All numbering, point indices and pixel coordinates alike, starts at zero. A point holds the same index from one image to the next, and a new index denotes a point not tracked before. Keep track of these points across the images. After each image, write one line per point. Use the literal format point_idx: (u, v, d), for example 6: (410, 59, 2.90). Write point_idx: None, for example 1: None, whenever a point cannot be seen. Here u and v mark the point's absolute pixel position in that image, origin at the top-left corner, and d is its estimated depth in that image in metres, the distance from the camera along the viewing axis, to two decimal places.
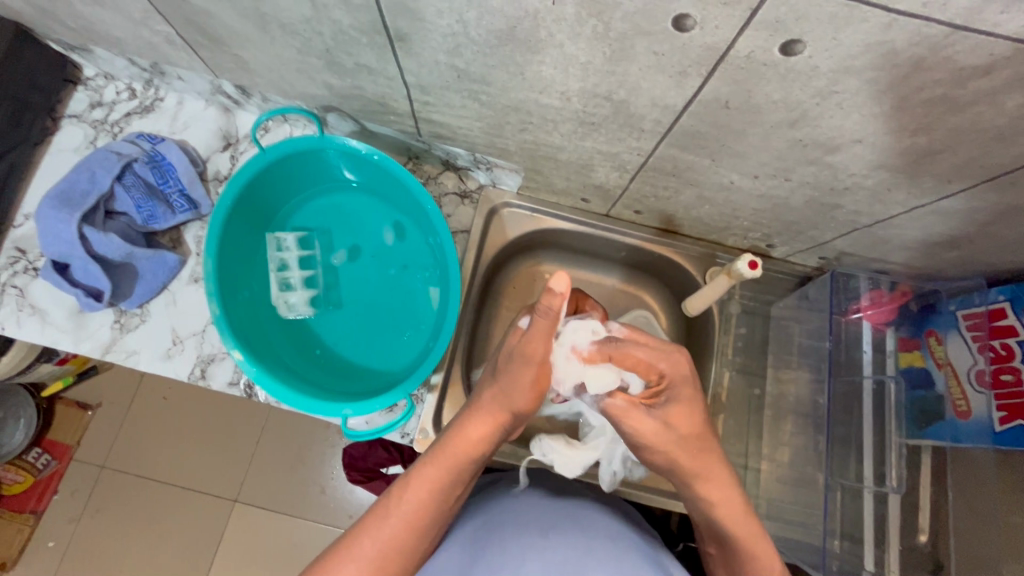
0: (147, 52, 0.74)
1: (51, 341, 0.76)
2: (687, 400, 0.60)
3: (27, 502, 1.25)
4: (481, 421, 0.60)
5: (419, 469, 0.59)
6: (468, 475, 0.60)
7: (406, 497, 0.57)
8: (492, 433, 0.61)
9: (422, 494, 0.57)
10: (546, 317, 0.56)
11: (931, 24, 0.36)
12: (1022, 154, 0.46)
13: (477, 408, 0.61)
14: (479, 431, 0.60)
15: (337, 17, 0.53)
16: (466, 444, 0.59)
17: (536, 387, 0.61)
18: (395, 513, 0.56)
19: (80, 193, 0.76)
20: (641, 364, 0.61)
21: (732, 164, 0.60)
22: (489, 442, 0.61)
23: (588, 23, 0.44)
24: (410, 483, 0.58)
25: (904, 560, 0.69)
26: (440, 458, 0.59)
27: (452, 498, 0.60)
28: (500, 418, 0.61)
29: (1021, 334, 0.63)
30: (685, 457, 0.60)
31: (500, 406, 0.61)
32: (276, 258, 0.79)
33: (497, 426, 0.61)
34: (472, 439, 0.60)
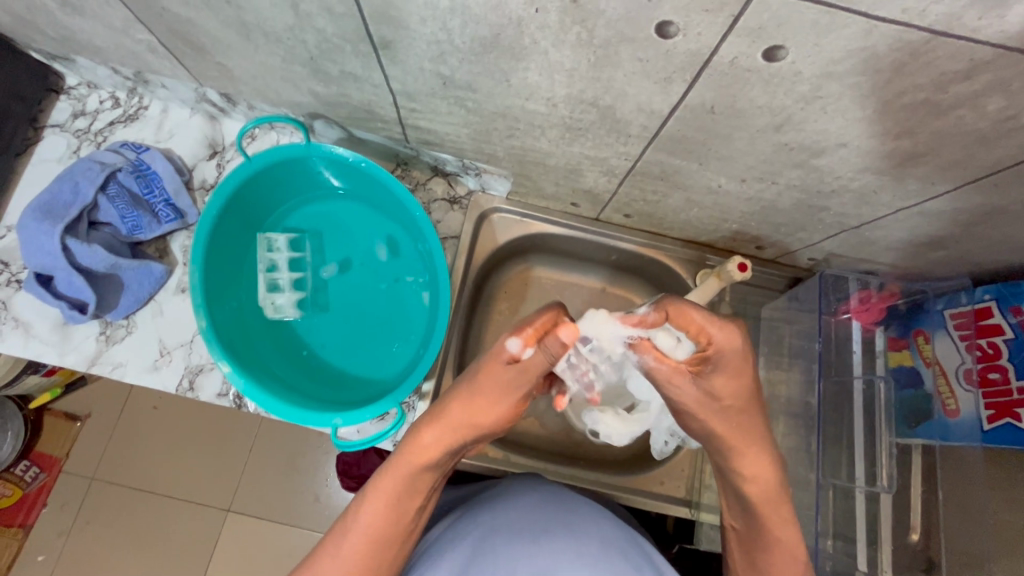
0: (130, 61, 0.73)
1: (35, 355, 0.75)
2: (733, 372, 0.57)
3: (15, 515, 1.23)
4: (435, 428, 0.60)
5: (375, 482, 0.60)
6: (424, 485, 0.61)
7: (364, 511, 0.60)
8: (448, 441, 0.60)
9: (378, 507, 0.59)
10: (546, 351, 0.57)
11: (911, 30, 0.36)
12: (1005, 156, 0.47)
13: (434, 417, 0.61)
14: (433, 438, 0.60)
15: (320, 25, 0.52)
16: (419, 454, 0.60)
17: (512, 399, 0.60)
18: (354, 529, 0.59)
19: (62, 205, 0.75)
20: (691, 327, 0.57)
21: (719, 167, 0.60)
22: (445, 449, 0.60)
23: (572, 30, 0.43)
24: (367, 496, 0.60)
25: (896, 558, 0.69)
26: (396, 469, 0.60)
27: (413, 507, 0.61)
28: (456, 425, 0.60)
29: (1006, 334, 0.66)
30: (724, 428, 0.61)
31: (459, 415, 0.60)
32: (266, 259, 0.79)
33: (453, 433, 0.60)
34: (426, 447, 0.60)
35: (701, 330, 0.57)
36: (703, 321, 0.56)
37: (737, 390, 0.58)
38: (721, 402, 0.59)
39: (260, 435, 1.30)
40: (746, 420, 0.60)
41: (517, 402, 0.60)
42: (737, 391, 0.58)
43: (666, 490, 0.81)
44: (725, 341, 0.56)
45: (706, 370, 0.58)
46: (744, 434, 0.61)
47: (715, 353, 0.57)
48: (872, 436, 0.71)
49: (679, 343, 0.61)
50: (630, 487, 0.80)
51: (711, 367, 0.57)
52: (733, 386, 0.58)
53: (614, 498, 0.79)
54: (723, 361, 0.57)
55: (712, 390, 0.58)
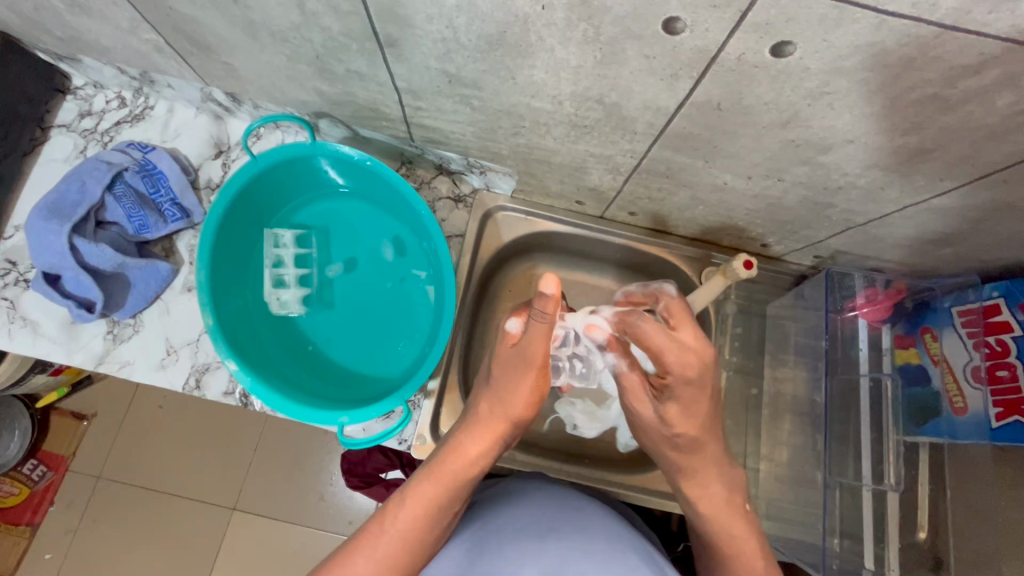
0: (137, 61, 0.73)
1: (43, 354, 0.76)
2: (690, 400, 0.59)
3: (23, 514, 1.24)
4: (479, 435, 0.63)
5: (416, 484, 0.60)
6: (464, 493, 0.62)
7: (402, 512, 0.59)
8: (489, 449, 0.63)
9: (417, 509, 0.59)
10: (541, 317, 0.58)
11: (921, 24, 0.35)
12: (1014, 151, 0.47)
13: (475, 423, 0.63)
14: (478, 445, 0.62)
15: (326, 24, 0.52)
16: (462, 457, 0.61)
17: (535, 391, 0.63)
18: (391, 531, 0.58)
19: (70, 204, 0.75)
20: (652, 349, 0.58)
21: (725, 165, 0.60)
22: (485, 457, 0.63)
23: (578, 27, 0.43)
24: (406, 498, 0.59)
25: (904, 556, 0.69)
26: (437, 472, 0.61)
27: (451, 515, 0.61)
28: (497, 430, 0.63)
29: (1015, 330, 0.64)
30: (681, 455, 0.63)
31: (497, 418, 0.63)
32: (272, 254, 0.79)
33: (493, 439, 0.63)
34: (471, 454, 0.62)
35: (660, 356, 0.58)
36: (663, 345, 0.57)
37: (698, 412, 0.60)
38: (674, 431, 0.62)
39: (266, 434, 1.30)
40: (705, 442, 0.62)
41: (539, 389, 0.63)
42: (692, 421, 0.61)
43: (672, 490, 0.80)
44: (681, 368, 0.58)
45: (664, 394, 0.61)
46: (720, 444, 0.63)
47: (674, 381, 0.59)
48: (878, 433, 0.72)
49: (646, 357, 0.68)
50: (638, 486, 0.80)
51: (669, 393, 0.60)
52: (683, 417, 0.60)
53: (618, 496, 0.79)
54: (680, 390, 0.59)
55: (670, 418, 0.61)
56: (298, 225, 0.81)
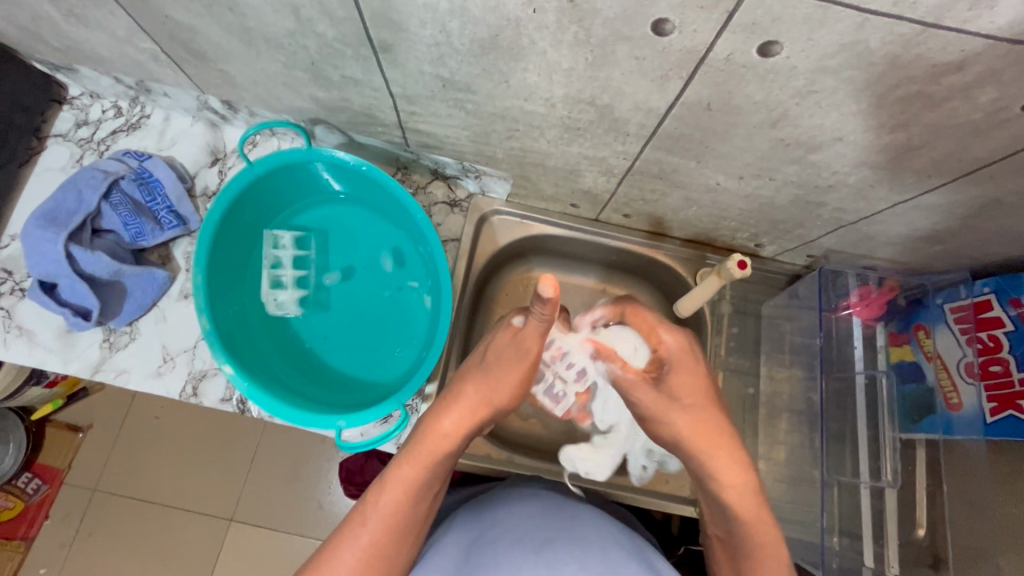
0: (133, 70, 0.74)
1: (39, 363, 0.75)
2: (689, 369, 0.66)
3: (17, 528, 1.23)
4: (456, 412, 0.64)
5: (398, 467, 0.61)
6: (442, 472, 0.62)
7: (385, 495, 0.59)
8: (466, 426, 0.64)
9: (400, 493, 0.59)
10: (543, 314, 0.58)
11: (902, 22, 0.36)
12: (998, 148, 0.48)
13: (453, 402, 0.64)
14: (454, 422, 0.63)
15: (321, 30, 0.53)
16: (441, 437, 0.62)
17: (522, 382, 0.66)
18: (373, 515, 0.58)
19: (66, 213, 0.75)
20: (645, 326, 0.68)
21: (717, 165, 0.60)
22: (463, 434, 0.63)
23: (569, 29, 0.44)
24: (389, 481, 0.60)
25: (904, 554, 0.69)
26: (418, 454, 0.61)
27: (431, 495, 0.62)
28: (476, 409, 0.64)
29: (1007, 326, 0.66)
30: (693, 428, 0.65)
31: (476, 397, 0.65)
32: (270, 256, 0.79)
33: (472, 417, 0.64)
34: (447, 430, 0.62)
35: (655, 334, 0.67)
36: (655, 323, 0.67)
37: (696, 387, 0.65)
38: (683, 402, 0.65)
39: (263, 443, 1.30)
40: (710, 416, 0.65)
41: (525, 381, 0.66)
42: (693, 389, 0.65)
43: (671, 490, 0.80)
44: (674, 341, 0.66)
45: (663, 371, 0.66)
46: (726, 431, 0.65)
47: (669, 355, 0.66)
48: (876, 431, 0.72)
49: (636, 351, 0.69)
50: (636, 487, 0.80)
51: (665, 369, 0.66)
52: (687, 381, 0.65)
53: (616, 497, 0.79)
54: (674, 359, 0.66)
55: (674, 388, 0.65)
56: (297, 228, 0.82)
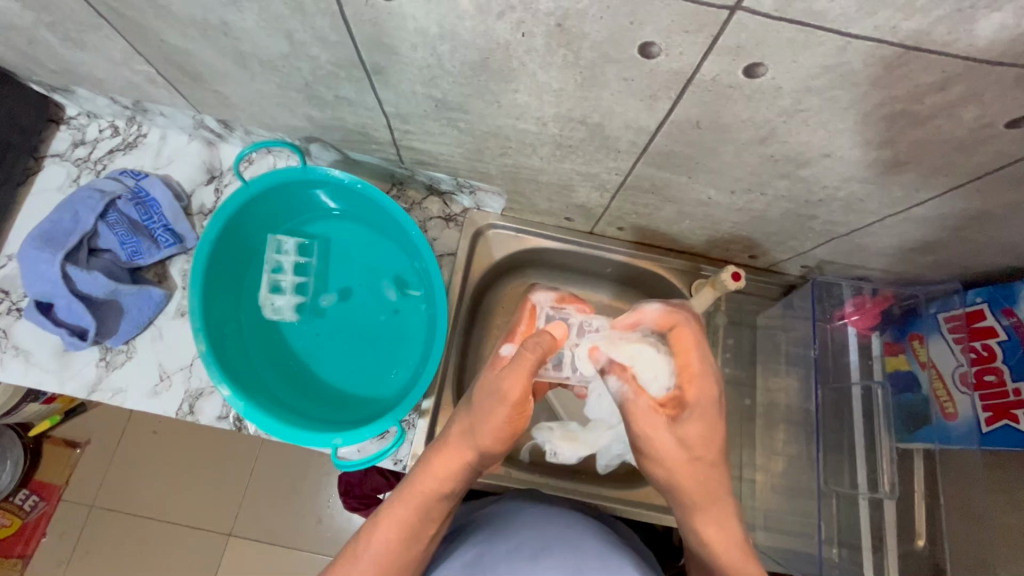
0: (129, 91, 0.74)
1: (35, 383, 0.75)
2: (708, 420, 0.56)
3: (14, 546, 1.23)
4: (446, 455, 0.60)
5: (387, 512, 0.59)
6: (436, 513, 0.60)
7: (375, 540, 0.58)
8: (459, 468, 0.60)
9: (388, 535, 0.58)
10: (534, 349, 0.56)
11: (883, 46, 0.37)
12: (985, 162, 0.48)
13: (443, 443, 0.62)
14: (445, 465, 0.60)
15: (314, 53, 0.54)
16: (429, 479, 0.60)
17: (510, 421, 0.58)
18: (362, 560, 0.57)
19: (62, 233, 0.76)
20: (683, 360, 0.59)
21: (708, 180, 0.61)
22: (457, 479, 0.60)
23: (558, 52, 0.45)
24: (379, 525, 0.59)
25: (904, 566, 0.68)
26: (410, 501, 0.59)
27: (424, 537, 0.60)
28: (465, 453, 0.60)
29: (1000, 335, 0.66)
30: (684, 479, 0.56)
31: (462, 438, 0.61)
32: (273, 260, 0.80)
33: (463, 461, 0.60)
34: (438, 473, 0.60)
35: (685, 360, 0.59)
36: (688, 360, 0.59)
37: (710, 439, 0.56)
38: (693, 453, 0.56)
39: (261, 458, 1.29)
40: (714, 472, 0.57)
41: (512, 423, 0.58)
42: (710, 442, 0.56)
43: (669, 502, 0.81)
44: (701, 390, 0.57)
45: (682, 415, 0.56)
46: (707, 486, 0.57)
47: (688, 400, 0.56)
48: (872, 441, 0.71)
49: (655, 378, 0.59)
50: (641, 502, 0.80)
51: (687, 411, 0.56)
52: (704, 429, 0.55)
53: (612, 510, 0.79)
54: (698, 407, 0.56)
55: (685, 437, 0.56)
56: (302, 235, 0.82)
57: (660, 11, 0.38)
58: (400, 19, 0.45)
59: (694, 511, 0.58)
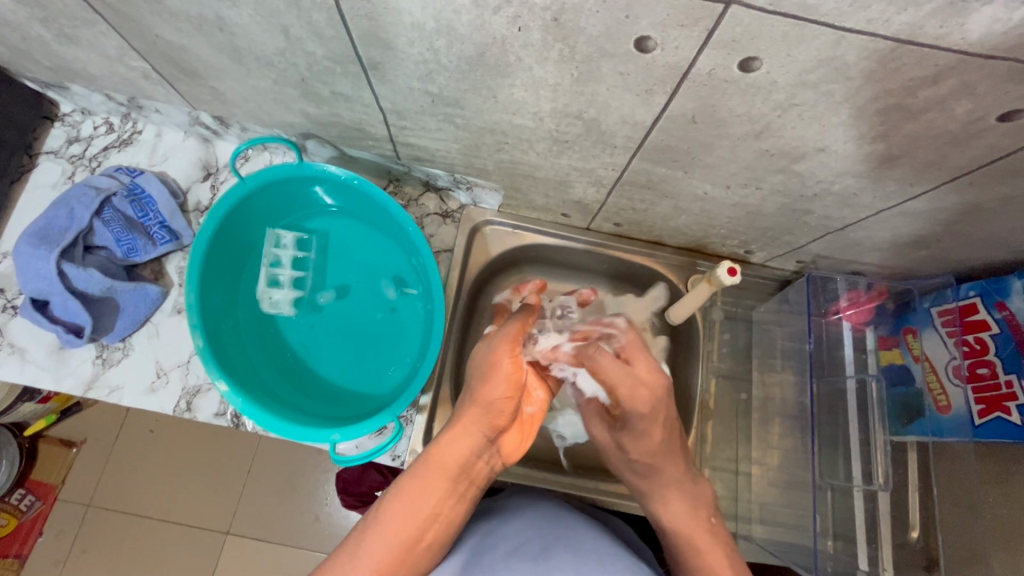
0: (124, 87, 0.74)
1: (31, 380, 0.75)
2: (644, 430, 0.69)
3: (11, 545, 1.22)
4: (456, 428, 0.65)
5: (398, 483, 0.62)
6: (449, 482, 0.63)
7: (386, 509, 0.60)
8: (468, 439, 0.65)
9: (403, 501, 0.60)
10: (517, 320, 0.68)
11: (877, 39, 0.37)
12: (977, 156, 0.49)
13: (453, 421, 0.66)
14: (454, 437, 0.64)
15: (311, 49, 0.54)
16: (440, 449, 0.64)
17: (510, 386, 0.66)
18: (378, 525, 0.59)
19: (58, 230, 0.76)
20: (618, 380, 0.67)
21: (704, 175, 0.61)
22: (466, 449, 0.64)
23: (554, 47, 0.45)
24: (393, 493, 0.61)
25: (898, 557, 0.69)
26: (420, 473, 0.62)
27: (440, 508, 0.61)
28: (472, 423, 0.65)
29: (992, 329, 0.67)
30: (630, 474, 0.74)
31: (468, 411, 0.66)
32: (271, 254, 0.80)
33: (471, 431, 0.65)
34: (447, 444, 0.64)
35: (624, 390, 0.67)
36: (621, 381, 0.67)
37: (653, 445, 0.70)
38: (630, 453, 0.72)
39: (258, 456, 1.29)
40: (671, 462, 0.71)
41: (512, 385, 0.66)
42: (646, 448, 0.70)
43: None
44: (636, 403, 0.67)
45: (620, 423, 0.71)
46: (656, 482, 0.71)
47: (627, 414, 0.69)
48: (866, 434, 0.73)
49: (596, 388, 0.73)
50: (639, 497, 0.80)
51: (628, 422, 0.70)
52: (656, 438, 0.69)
53: (611, 504, 0.80)
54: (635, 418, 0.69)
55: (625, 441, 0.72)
56: (301, 230, 0.83)
57: (655, 5, 0.38)
58: (396, 13, 0.45)
59: (650, 501, 0.72)
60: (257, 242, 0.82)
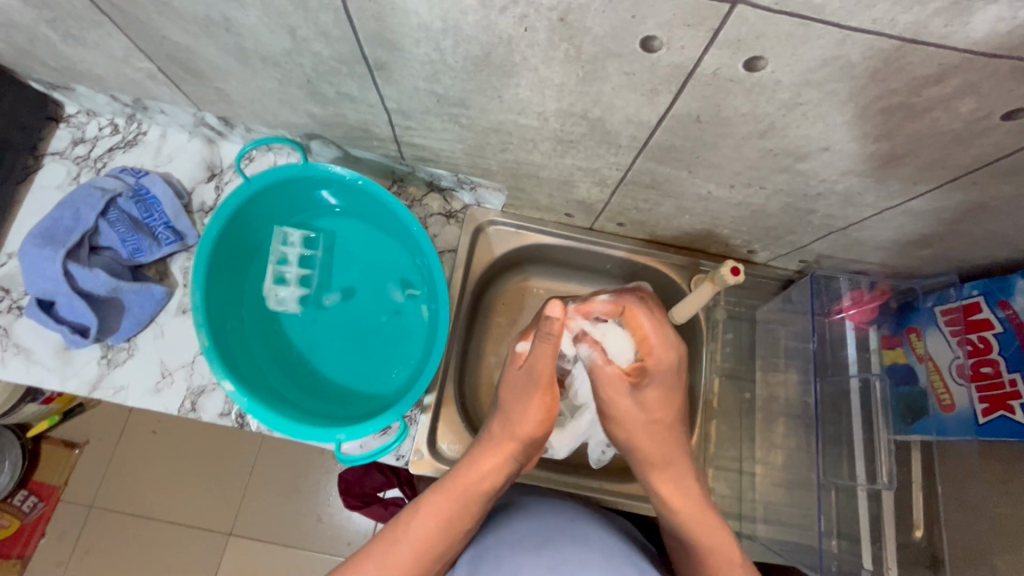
0: (130, 89, 0.75)
1: (37, 380, 0.75)
2: (666, 386, 0.63)
3: (14, 546, 1.22)
4: (490, 452, 0.64)
5: (429, 498, 0.62)
6: (477, 506, 0.62)
7: (415, 521, 0.60)
8: (501, 465, 0.64)
9: (430, 522, 0.60)
10: (546, 338, 0.58)
11: (882, 38, 0.38)
12: (981, 155, 0.49)
13: (486, 442, 0.65)
14: (489, 462, 0.63)
15: (317, 49, 0.54)
16: (474, 473, 0.63)
17: (545, 410, 0.63)
18: (403, 543, 0.59)
19: (63, 231, 0.76)
20: (639, 330, 0.65)
21: (708, 175, 0.61)
22: (497, 475, 0.63)
23: (560, 47, 0.45)
24: (419, 511, 0.61)
25: (903, 556, 0.69)
26: (450, 491, 0.62)
27: (464, 530, 0.62)
28: (508, 449, 0.64)
29: (996, 328, 0.66)
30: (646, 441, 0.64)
31: (503, 435, 0.64)
32: (278, 251, 0.80)
33: (505, 458, 0.64)
34: (482, 469, 0.63)
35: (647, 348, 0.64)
36: (650, 328, 0.65)
37: (665, 404, 0.64)
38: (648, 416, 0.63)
39: (262, 457, 1.29)
40: (672, 435, 0.65)
41: (548, 409, 0.63)
42: (664, 403, 0.63)
43: None
44: (662, 355, 0.64)
45: (643, 380, 0.63)
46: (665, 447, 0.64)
47: (655, 368, 0.63)
48: (871, 434, 0.72)
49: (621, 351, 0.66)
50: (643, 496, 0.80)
51: (649, 379, 0.63)
52: (656, 400, 0.63)
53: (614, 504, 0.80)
54: (659, 374, 0.63)
55: (646, 401, 0.63)
56: (308, 229, 0.83)
57: (662, 5, 0.38)
58: (403, 14, 0.45)
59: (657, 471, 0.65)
60: (263, 240, 0.82)
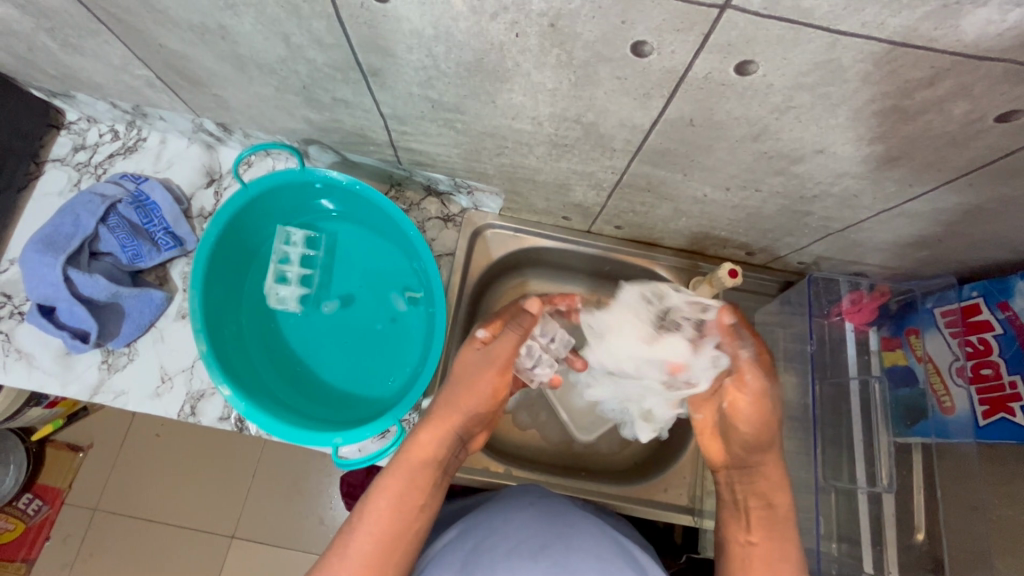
0: (129, 96, 0.75)
1: (38, 385, 0.76)
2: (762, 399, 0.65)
3: (19, 549, 1.23)
4: (433, 427, 0.66)
5: (378, 482, 0.63)
6: (426, 481, 0.64)
7: (370, 509, 0.61)
8: (443, 436, 0.66)
9: (384, 505, 0.61)
10: (516, 329, 0.67)
11: (872, 42, 0.37)
12: (976, 157, 0.49)
13: (429, 418, 0.67)
14: (431, 436, 0.65)
15: (311, 56, 0.54)
16: (418, 450, 0.65)
17: (491, 387, 0.68)
18: (360, 531, 0.60)
19: (63, 237, 0.76)
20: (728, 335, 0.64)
21: (703, 177, 0.61)
22: (441, 446, 0.66)
23: (552, 52, 0.45)
24: (372, 496, 0.62)
25: (903, 559, 0.68)
26: (398, 472, 0.64)
27: (417, 509, 0.63)
28: (450, 423, 0.66)
29: (996, 329, 0.67)
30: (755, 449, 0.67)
31: (445, 410, 0.67)
32: (279, 251, 0.80)
33: (448, 431, 0.66)
34: (425, 443, 0.65)
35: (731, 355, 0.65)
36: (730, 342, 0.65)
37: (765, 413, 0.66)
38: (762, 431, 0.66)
39: (263, 460, 1.30)
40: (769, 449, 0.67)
41: (496, 388, 0.68)
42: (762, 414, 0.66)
43: (668, 499, 0.81)
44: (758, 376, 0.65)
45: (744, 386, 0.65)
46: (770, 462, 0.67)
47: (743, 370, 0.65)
48: (871, 437, 0.72)
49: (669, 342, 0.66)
50: (642, 499, 0.80)
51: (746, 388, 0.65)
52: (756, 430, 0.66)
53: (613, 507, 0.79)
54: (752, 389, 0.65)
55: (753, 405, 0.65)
56: (310, 231, 0.83)
57: (650, 10, 0.38)
58: (396, 21, 0.46)
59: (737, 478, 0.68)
60: (262, 244, 0.82)
